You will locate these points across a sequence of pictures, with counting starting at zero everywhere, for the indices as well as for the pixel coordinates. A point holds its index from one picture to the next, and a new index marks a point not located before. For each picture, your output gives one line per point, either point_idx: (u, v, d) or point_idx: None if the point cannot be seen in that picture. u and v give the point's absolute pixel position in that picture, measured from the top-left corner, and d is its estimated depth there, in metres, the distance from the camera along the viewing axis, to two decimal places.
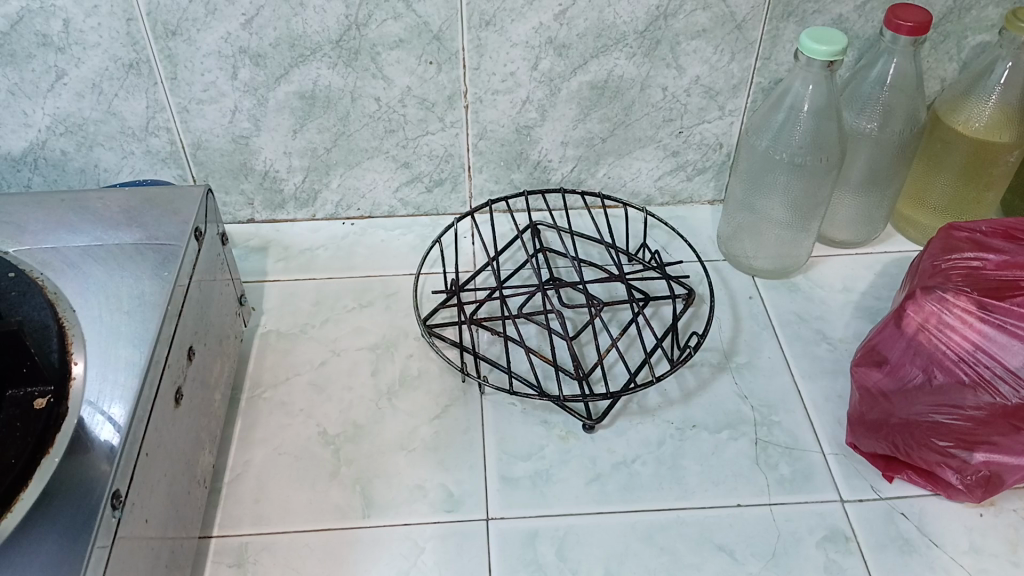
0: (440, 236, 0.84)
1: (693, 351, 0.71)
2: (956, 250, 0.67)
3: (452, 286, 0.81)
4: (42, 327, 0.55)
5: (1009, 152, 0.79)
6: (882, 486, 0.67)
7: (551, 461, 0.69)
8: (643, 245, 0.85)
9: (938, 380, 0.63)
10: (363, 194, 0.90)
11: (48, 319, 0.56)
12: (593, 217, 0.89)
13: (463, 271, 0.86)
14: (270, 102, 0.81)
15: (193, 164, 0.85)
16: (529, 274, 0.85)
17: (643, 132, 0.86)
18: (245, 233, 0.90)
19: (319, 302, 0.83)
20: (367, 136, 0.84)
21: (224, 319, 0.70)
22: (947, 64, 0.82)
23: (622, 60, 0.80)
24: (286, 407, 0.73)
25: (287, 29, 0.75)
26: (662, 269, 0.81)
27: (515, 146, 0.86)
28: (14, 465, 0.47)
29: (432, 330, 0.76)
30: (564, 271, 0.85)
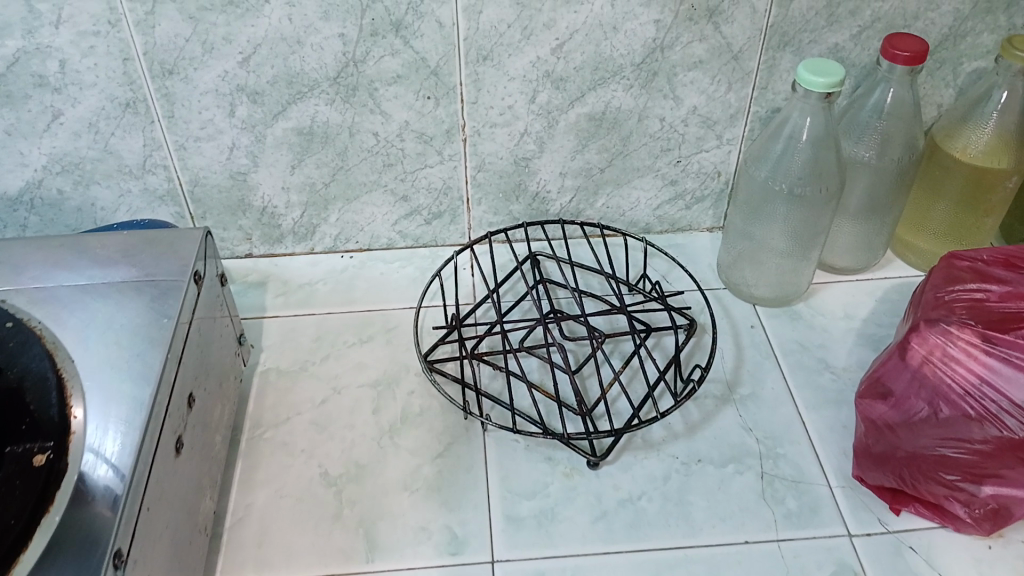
0: (439, 269, 0.83)
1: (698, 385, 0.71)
2: (959, 281, 0.67)
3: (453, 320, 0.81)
4: (42, 378, 0.55)
5: (1007, 177, 0.79)
6: (889, 519, 0.67)
7: (556, 499, 0.68)
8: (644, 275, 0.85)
9: (944, 413, 0.62)
10: (362, 227, 0.89)
11: (47, 370, 0.55)
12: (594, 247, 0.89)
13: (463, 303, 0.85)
14: (268, 138, 0.81)
15: (191, 201, 0.85)
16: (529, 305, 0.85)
17: (642, 162, 0.86)
18: (243, 268, 0.90)
19: (319, 338, 0.82)
20: (365, 170, 0.84)
21: (222, 360, 0.70)
22: (944, 90, 0.83)
23: (619, 92, 0.80)
24: (288, 448, 0.72)
25: (285, 67, 0.76)
26: (663, 300, 0.81)
27: (514, 178, 0.86)
28: (13, 525, 0.46)
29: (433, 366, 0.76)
30: (565, 302, 0.85)
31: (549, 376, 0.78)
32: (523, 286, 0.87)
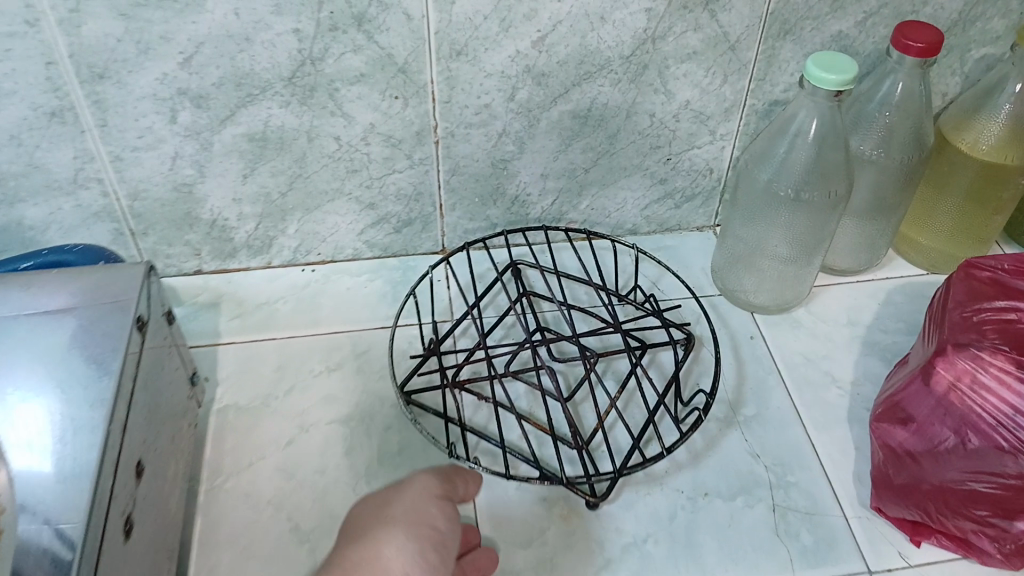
0: (412, 285, 0.76)
1: (702, 416, 0.65)
2: (983, 297, 0.62)
3: (430, 344, 0.74)
4: None
5: (1018, 175, 0.74)
6: (910, 552, 0.63)
7: (555, 547, 0.63)
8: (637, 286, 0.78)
9: (973, 443, 0.58)
10: (324, 237, 0.81)
11: None
12: (579, 254, 0.82)
13: (440, 321, 0.78)
14: (216, 146, 0.72)
15: (132, 216, 0.75)
16: (512, 322, 0.78)
17: (629, 161, 0.79)
18: (193, 287, 0.81)
19: (283, 366, 0.74)
20: (326, 177, 0.76)
21: (175, 407, 0.62)
22: (950, 79, 0.77)
23: (606, 87, 0.73)
24: (253, 499, 0.65)
25: (232, 67, 0.66)
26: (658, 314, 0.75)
27: (491, 181, 0.79)
28: None
29: (412, 399, 0.69)
30: (551, 317, 0.78)
31: (538, 403, 0.71)
32: (505, 300, 0.80)
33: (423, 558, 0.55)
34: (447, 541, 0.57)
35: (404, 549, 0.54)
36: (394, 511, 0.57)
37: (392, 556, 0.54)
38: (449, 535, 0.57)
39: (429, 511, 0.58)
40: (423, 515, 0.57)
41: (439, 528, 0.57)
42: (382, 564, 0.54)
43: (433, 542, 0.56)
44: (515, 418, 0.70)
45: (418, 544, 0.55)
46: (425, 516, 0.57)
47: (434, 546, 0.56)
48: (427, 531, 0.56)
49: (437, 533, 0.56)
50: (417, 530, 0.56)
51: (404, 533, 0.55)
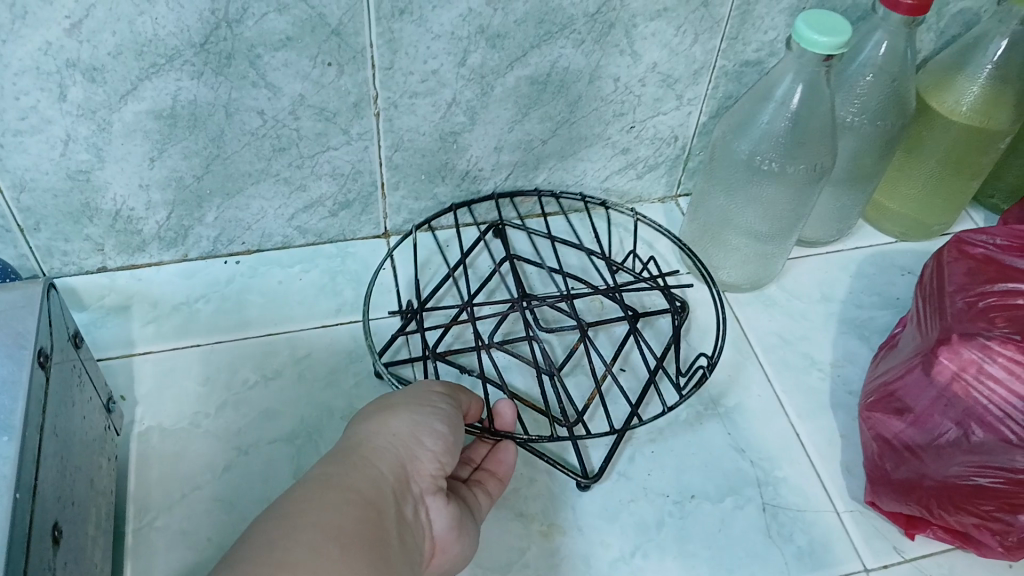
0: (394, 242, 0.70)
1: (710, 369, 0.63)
2: (984, 279, 0.58)
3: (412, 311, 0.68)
4: None
5: (1000, 139, 0.71)
6: (905, 545, 0.60)
7: (538, 569, 0.57)
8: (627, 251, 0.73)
9: (978, 436, 0.55)
10: (248, 225, 0.71)
11: None
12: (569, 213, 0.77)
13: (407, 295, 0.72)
14: (116, 126, 0.61)
15: (19, 210, 0.63)
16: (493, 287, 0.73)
17: (590, 130, 0.72)
18: (97, 289, 0.70)
19: (211, 378, 0.65)
20: (249, 158, 0.66)
21: (93, 446, 0.53)
22: (925, 35, 0.72)
23: (568, 49, 0.65)
24: (191, 537, 0.57)
25: (130, 33, 0.55)
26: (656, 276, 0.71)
27: (439, 156, 0.70)
28: None
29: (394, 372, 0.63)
30: (537, 281, 0.74)
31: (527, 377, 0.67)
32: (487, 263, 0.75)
33: (427, 426, 0.54)
34: (456, 415, 0.56)
35: (404, 423, 0.53)
36: (394, 396, 0.56)
37: (393, 428, 0.53)
38: (451, 407, 0.56)
39: (433, 395, 0.56)
40: (427, 394, 0.56)
41: (442, 402, 0.56)
42: (386, 434, 0.53)
43: (442, 412, 0.55)
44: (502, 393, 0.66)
45: (430, 419, 0.54)
46: (429, 397, 0.56)
47: (445, 419, 0.55)
48: (434, 406, 0.55)
49: (446, 409, 0.55)
50: (422, 406, 0.55)
51: (408, 405, 0.55)
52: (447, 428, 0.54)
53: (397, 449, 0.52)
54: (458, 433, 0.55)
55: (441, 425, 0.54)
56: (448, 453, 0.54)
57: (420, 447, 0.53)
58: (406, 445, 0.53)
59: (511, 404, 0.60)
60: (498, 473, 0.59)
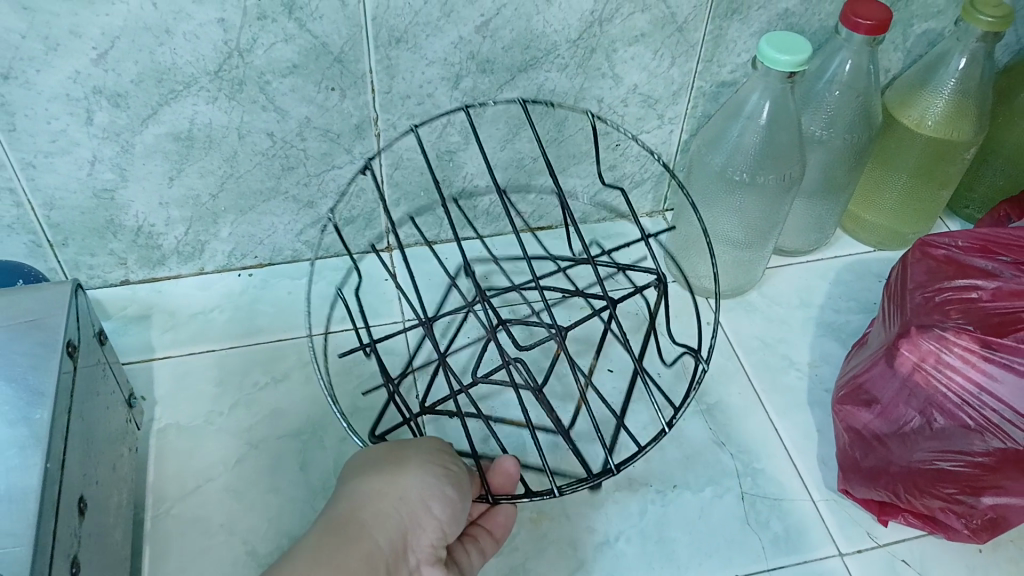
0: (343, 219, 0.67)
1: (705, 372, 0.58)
2: (944, 276, 0.62)
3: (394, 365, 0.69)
4: None
5: (967, 150, 0.75)
6: (878, 531, 0.63)
7: (527, 553, 0.61)
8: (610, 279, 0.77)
9: (938, 423, 0.58)
10: (260, 239, 0.76)
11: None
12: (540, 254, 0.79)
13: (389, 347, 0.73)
14: (138, 148, 0.66)
15: (48, 227, 0.69)
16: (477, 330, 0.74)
17: (578, 148, 0.77)
18: (120, 300, 0.75)
19: (224, 381, 0.70)
20: (261, 177, 0.71)
21: (116, 437, 0.58)
22: (893, 54, 0.77)
23: (553, 73, 0.70)
24: (205, 525, 0.61)
25: (151, 62, 0.61)
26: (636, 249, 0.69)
27: (436, 174, 0.75)
28: None
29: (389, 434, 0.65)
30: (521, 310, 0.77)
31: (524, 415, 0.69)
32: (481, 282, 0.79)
33: (439, 493, 0.53)
34: (466, 479, 0.55)
35: (417, 484, 0.52)
36: (409, 449, 0.54)
37: (407, 489, 0.52)
38: (463, 470, 0.55)
39: (442, 454, 0.55)
40: (441, 454, 0.54)
41: (455, 465, 0.54)
42: (398, 496, 0.52)
43: (455, 478, 0.54)
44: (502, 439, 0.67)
45: (443, 484, 0.53)
46: (444, 459, 0.54)
47: (456, 485, 0.54)
48: (447, 470, 0.54)
49: (459, 474, 0.54)
50: (432, 470, 0.53)
51: (423, 464, 0.53)
52: (458, 494, 0.53)
53: (405, 515, 0.51)
54: (467, 500, 0.54)
55: (452, 492, 0.53)
56: (453, 520, 0.53)
57: (428, 514, 0.52)
58: (415, 511, 0.52)
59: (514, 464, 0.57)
60: (494, 530, 0.60)
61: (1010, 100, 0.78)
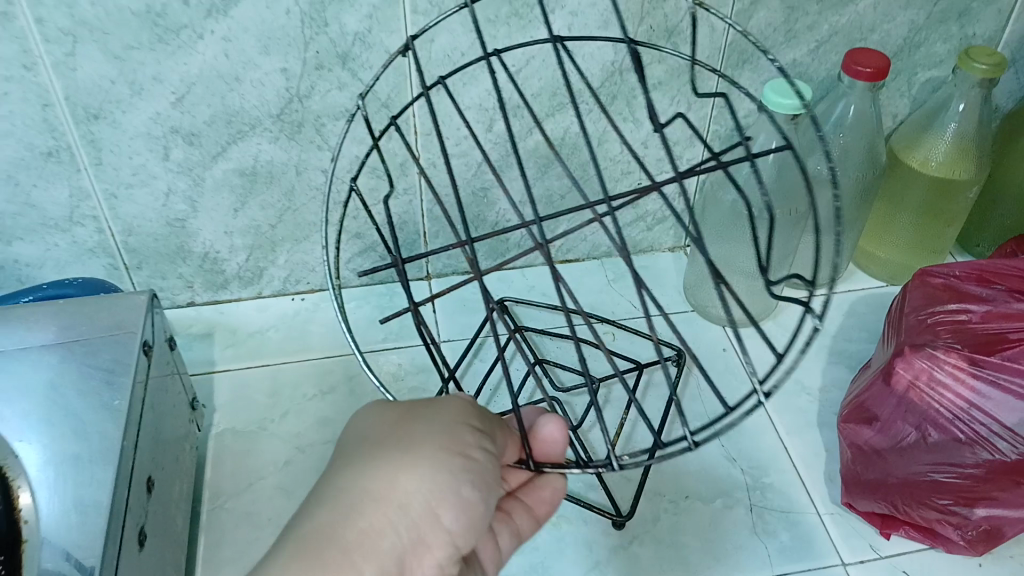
0: (362, 96, 0.56)
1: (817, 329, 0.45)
2: (939, 302, 0.66)
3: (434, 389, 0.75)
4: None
5: (969, 188, 0.80)
6: (881, 544, 0.67)
7: (546, 552, 0.66)
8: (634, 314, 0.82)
9: (933, 438, 0.62)
10: (312, 267, 0.84)
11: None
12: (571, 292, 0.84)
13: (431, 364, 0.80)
14: (207, 181, 0.75)
15: (125, 251, 0.79)
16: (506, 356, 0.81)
17: (602, 186, 0.83)
18: (186, 319, 0.84)
19: (276, 392, 0.77)
20: (314, 209, 0.79)
21: (180, 432, 0.66)
22: (899, 100, 0.83)
23: (578, 117, 0.77)
24: (253, 518, 0.67)
25: (222, 106, 0.70)
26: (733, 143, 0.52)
27: (473, 208, 0.83)
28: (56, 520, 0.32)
29: None
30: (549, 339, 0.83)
31: None
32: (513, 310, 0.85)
33: (453, 498, 0.45)
34: (487, 470, 0.47)
35: (423, 488, 0.44)
36: (420, 431, 0.46)
37: (411, 495, 0.44)
38: (485, 460, 0.47)
39: (456, 436, 0.46)
40: (457, 439, 0.47)
41: (476, 454, 0.46)
42: (400, 502, 0.44)
43: (473, 476, 0.46)
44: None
45: (457, 481, 0.45)
46: (462, 445, 0.46)
47: (474, 484, 0.46)
48: (466, 463, 0.46)
49: (479, 469, 0.46)
50: (439, 464, 0.45)
51: (434, 459, 0.45)
52: (476, 496, 0.46)
53: (408, 522, 0.44)
54: (487, 498, 0.47)
55: (469, 495, 0.46)
56: (470, 526, 0.46)
57: (438, 524, 0.45)
58: (420, 520, 0.45)
59: (559, 431, 0.51)
60: (535, 508, 0.58)
61: (1015, 143, 0.83)
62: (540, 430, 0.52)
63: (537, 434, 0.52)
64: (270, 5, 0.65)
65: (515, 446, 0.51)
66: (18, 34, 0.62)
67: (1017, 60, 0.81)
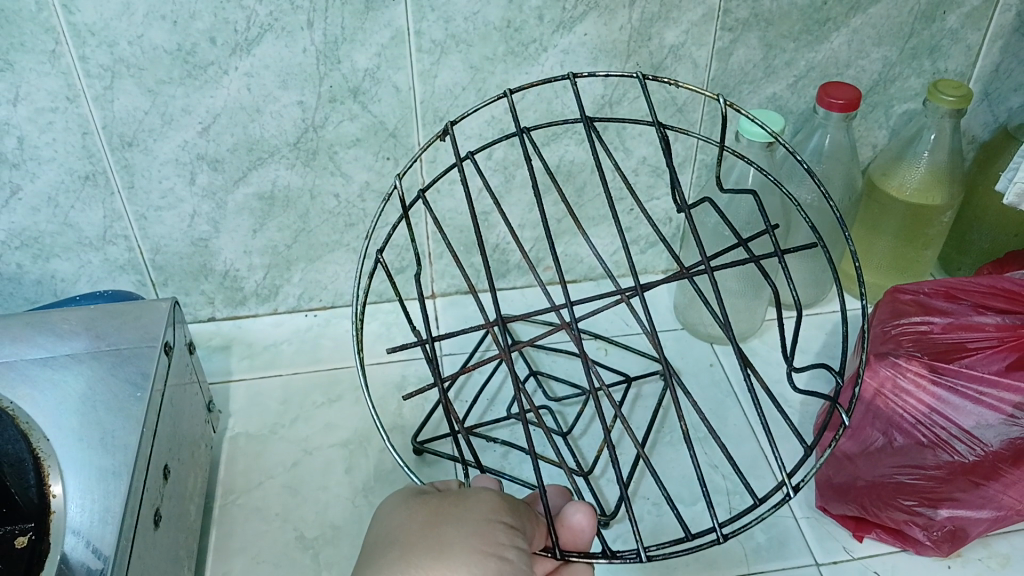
0: (400, 176, 0.59)
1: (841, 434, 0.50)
2: (904, 314, 0.70)
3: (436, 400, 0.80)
4: None
5: (944, 212, 0.85)
6: (854, 546, 0.70)
7: None
8: (624, 335, 0.87)
9: (898, 441, 0.66)
10: (325, 285, 0.90)
11: None
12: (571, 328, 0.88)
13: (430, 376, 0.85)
14: (230, 204, 0.82)
15: (153, 269, 0.85)
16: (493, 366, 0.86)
17: (596, 212, 0.89)
18: (207, 332, 0.90)
19: (288, 399, 0.82)
20: (327, 231, 0.86)
21: (195, 429, 0.71)
22: (877, 131, 0.87)
23: (572, 146, 0.83)
24: (263, 513, 0.72)
25: (244, 135, 0.77)
26: (744, 245, 0.58)
27: (474, 232, 0.89)
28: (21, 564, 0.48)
29: (426, 448, 0.75)
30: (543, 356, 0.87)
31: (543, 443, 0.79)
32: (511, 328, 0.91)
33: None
34: (522, 570, 0.46)
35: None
36: (449, 531, 0.46)
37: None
38: (519, 559, 0.46)
39: (492, 534, 0.46)
40: (490, 539, 0.46)
41: (509, 554, 0.46)
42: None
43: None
44: (524, 454, 0.77)
45: None
46: (495, 545, 0.46)
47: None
48: (500, 566, 0.45)
49: (513, 569, 0.46)
50: (472, 558, 0.45)
51: (465, 562, 0.45)
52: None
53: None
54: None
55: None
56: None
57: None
58: None
59: (589, 518, 0.51)
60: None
61: (990, 168, 0.87)
62: (568, 520, 0.51)
63: (562, 522, 0.52)
64: (288, 44, 0.72)
65: (541, 535, 0.51)
66: (64, 70, 0.70)
67: (989, 93, 0.85)
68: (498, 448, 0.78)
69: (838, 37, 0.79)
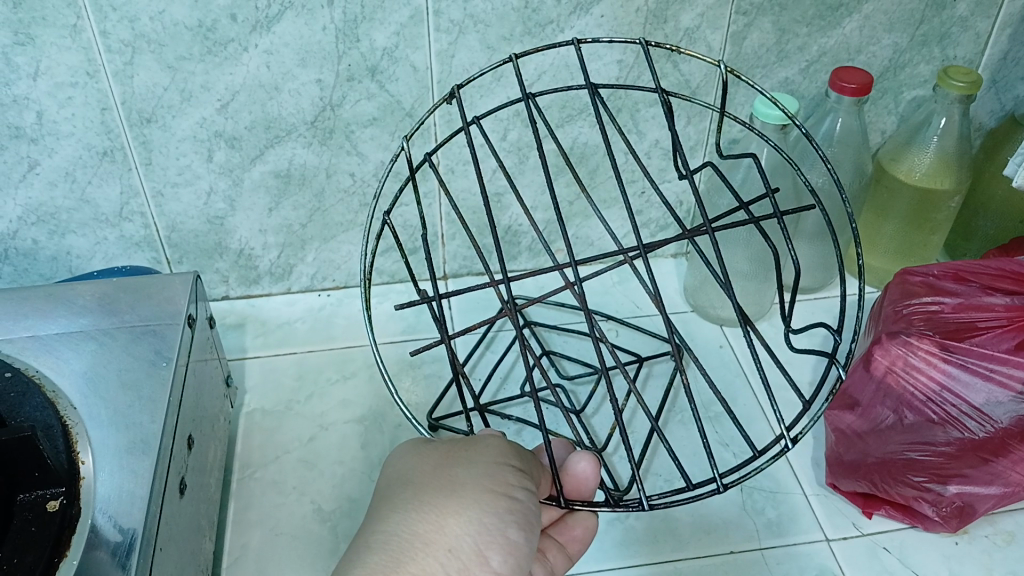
0: (408, 137, 0.60)
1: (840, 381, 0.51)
2: (914, 295, 0.71)
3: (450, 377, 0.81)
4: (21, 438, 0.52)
5: (951, 198, 0.86)
6: (863, 522, 0.71)
7: None
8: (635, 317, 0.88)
9: (909, 419, 0.67)
10: (338, 265, 0.91)
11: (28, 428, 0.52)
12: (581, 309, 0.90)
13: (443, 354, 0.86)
14: (246, 182, 0.82)
15: (168, 246, 0.86)
16: (504, 346, 0.87)
17: (607, 195, 0.90)
18: (221, 311, 0.91)
19: (302, 377, 0.83)
20: (342, 211, 0.86)
21: (215, 402, 0.72)
22: (887, 118, 0.89)
23: (586, 128, 0.84)
24: (280, 486, 0.73)
25: (262, 113, 0.77)
26: (745, 209, 0.58)
27: (486, 214, 0.90)
28: (38, 558, 0.51)
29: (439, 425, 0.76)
30: (555, 338, 0.88)
31: (556, 420, 0.80)
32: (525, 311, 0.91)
33: (500, 539, 0.47)
34: (530, 510, 0.49)
35: (469, 530, 0.47)
36: (460, 473, 0.49)
37: (458, 538, 0.47)
38: (527, 500, 0.49)
39: (501, 474, 0.49)
40: (499, 479, 0.49)
41: (518, 494, 0.49)
42: (447, 546, 0.47)
43: (517, 516, 0.48)
44: (537, 431, 0.78)
45: (503, 522, 0.48)
46: (504, 485, 0.49)
47: (519, 524, 0.48)
48: (509, 504, 0.48)
49: (522, 508, 0.49)
50: (482, 496, 0.48)
51: (478, 500, 0.48)
52: (521, 537, 0.48)
53: (457, 564, 0.47)
54: (531, 537, 0.49)
55: (515, 536, 0.48)
56: (518, 569, 0.48)
57: (486, 566, 0.47)
58: (470, 563, 0.47)
59: (593, 464, 0.54)
60: (567, 546, 0.60)
61: (996, 158, 0.88)
62: (573, 468, 0.54)
63: (567, 471, 0.55)
64: (308, 22, 0.72)
65: (548, 484, 0.54)
66: (85, 44, 0.70)
67: (996, 81, 0.87)
68: (511, 425, 0.79)
69: (851, 22, 0.80)
